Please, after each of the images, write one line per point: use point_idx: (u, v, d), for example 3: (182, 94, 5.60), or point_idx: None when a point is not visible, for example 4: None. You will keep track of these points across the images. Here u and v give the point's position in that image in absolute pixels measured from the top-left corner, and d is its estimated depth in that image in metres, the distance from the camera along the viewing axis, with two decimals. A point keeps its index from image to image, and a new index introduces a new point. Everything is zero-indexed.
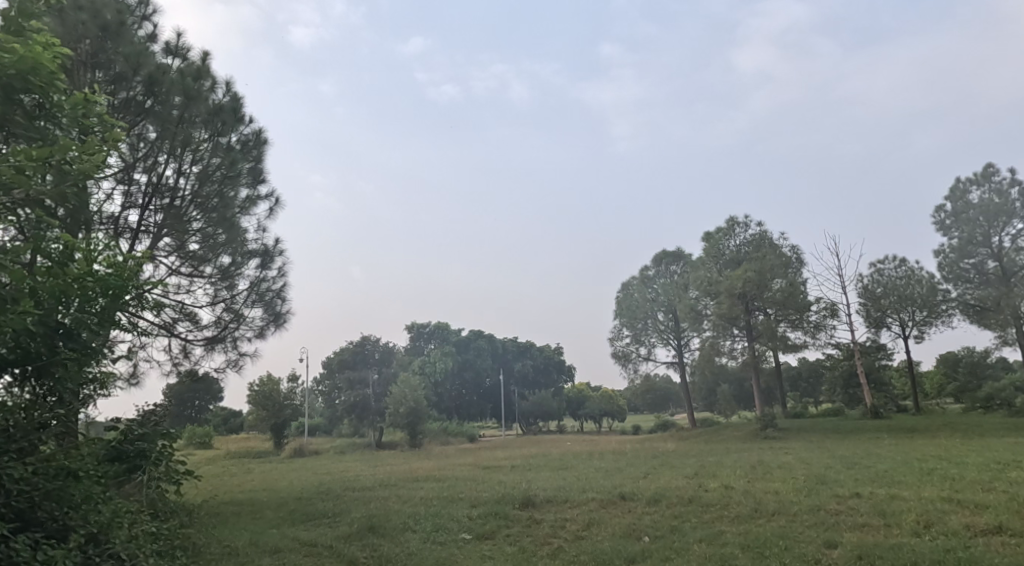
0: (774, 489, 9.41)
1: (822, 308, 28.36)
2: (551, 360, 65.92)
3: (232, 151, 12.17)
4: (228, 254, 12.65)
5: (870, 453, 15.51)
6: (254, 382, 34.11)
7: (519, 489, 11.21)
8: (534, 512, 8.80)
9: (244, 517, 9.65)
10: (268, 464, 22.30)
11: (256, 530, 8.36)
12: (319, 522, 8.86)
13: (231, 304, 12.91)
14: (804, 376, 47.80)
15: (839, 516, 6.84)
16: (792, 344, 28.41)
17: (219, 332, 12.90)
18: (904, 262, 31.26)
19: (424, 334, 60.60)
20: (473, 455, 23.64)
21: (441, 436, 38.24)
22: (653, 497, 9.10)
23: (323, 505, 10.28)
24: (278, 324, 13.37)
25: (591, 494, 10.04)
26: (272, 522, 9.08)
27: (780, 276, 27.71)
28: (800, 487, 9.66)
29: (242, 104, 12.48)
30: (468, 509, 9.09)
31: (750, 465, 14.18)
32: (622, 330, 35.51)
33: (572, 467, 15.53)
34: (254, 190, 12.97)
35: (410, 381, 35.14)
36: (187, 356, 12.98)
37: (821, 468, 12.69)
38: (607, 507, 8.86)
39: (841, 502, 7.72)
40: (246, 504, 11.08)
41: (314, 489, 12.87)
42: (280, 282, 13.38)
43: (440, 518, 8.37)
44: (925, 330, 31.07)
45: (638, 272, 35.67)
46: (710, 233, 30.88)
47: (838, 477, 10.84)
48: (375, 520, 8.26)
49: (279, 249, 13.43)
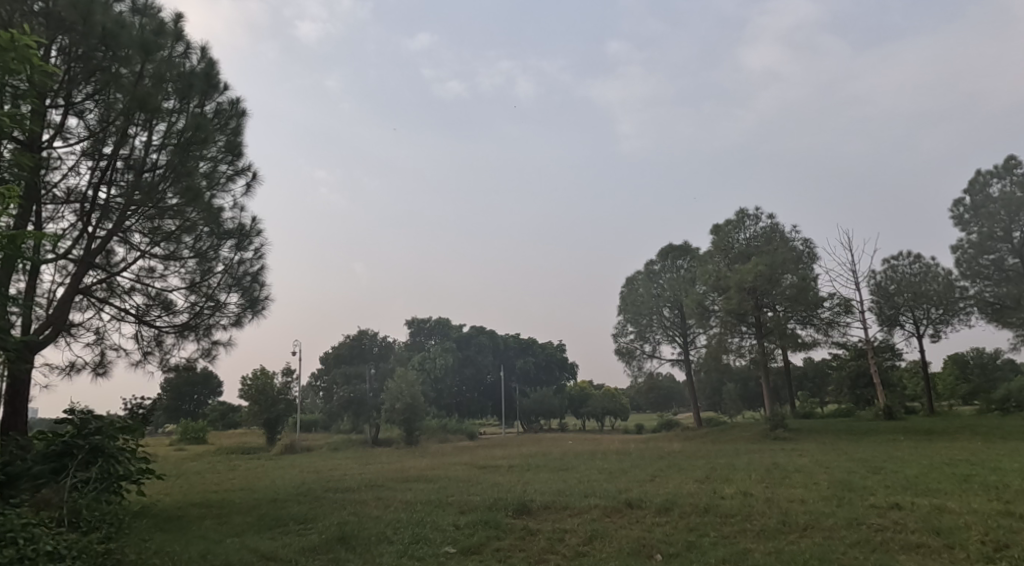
0: (799, 497, 8.44)
1: (834, 304, 27.27)
2: (553, 357, 64.91)
3: (205, 120, 11.36)
4: (203, 233, 11.82)
5: (892, 456, 14.48)
6: (247, 376, 33.32)
7: (512, 492, 10.23)
8: (529, 520, 7.84)
9: (207, 522, 8.68)
10: (256, 462, 21.41)
11: (215, 539, 7.53)
12: (289, 529, 7.93)
13: (204, 288, 12.03)
14: (811, 375, 46.73)
15: (885, 533, 5.89)
16: (803, 342, 27.42)
17: (192, 319, 12.02)
18: (919, 258, 30.20)
19: (424, 329, 59.76)
20: (470, 454, 22.67)
21: (439, 433, 37.31)
22: (663, 505, 8.11)
23: (298, 509, 9.30)
24: (256, 312, 12.41)
25: (592, 499, 9.05)
26: (237, 529, 8.14)
27: (792, 271, 26.64)
28: (827, 494, 8.70)
29: (217, 71, 11.76)
30: (456, 516, 8.10)
31: (764, 468, 13.18)
32: (626, 326, 34.47)
33: (573, 468, 14.53)
34: (232, 164, 12.12)
35: (407, 377, 34.19)
36: (158, 346, 12.05)
37: (845, 473, 11.72)
38: (612, 516, 7.85)
39: (876, 512, 6.82)
40: (216, 507, 10.11)
41: (293, 490, 11.89)
42: (258, 265, 12.49)
43: (422, 527, 7.40)
44: (941, 329, 30.02)
45: (643, 266, 34.63)
46: (719, 226, 29.83)
47: (866, 484, 9.84)
48: (347, 528, 7.30)
49: (258, 229, 12.56)
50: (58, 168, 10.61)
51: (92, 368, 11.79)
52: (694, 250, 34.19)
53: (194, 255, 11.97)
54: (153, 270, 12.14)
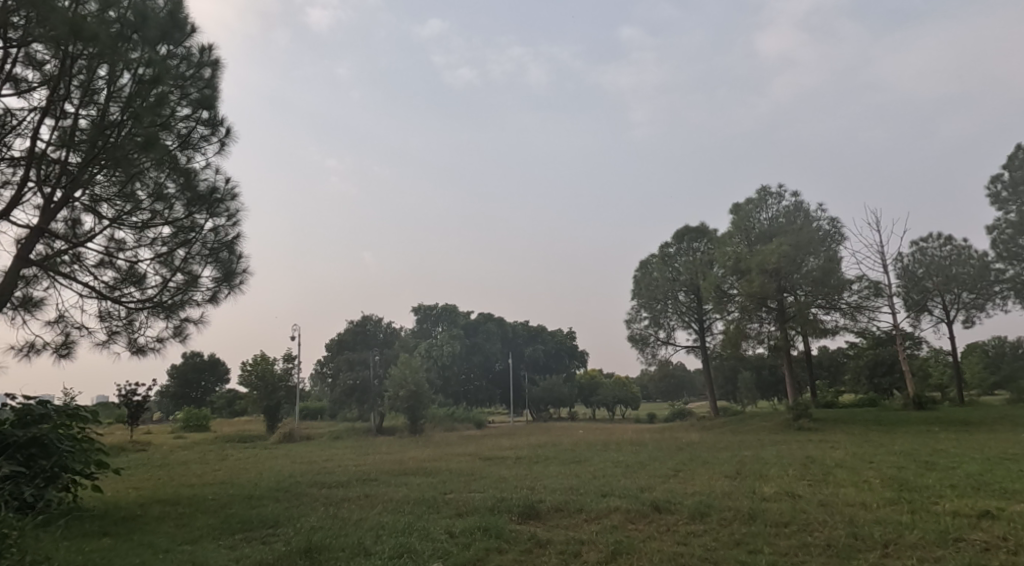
0: (856, 500, 7.16)
1: (862, 287, 25.67)
2: (563, 345, 63.68)
3: (167, 67, 10.19)
4: (174, 198, 10.65)
5: (937, 450, 13.16)
6: (247, 362, 32.23)
7: (516, 490, 8.98)
8: (537, 528, 6.59)
9: (164, 525, 7.50)
10: (251, 451, 20.34)
11: (163, 547, 6.31)
12: (253, 535, 6.72)
13: (175, 261, 10.82)
14: (828, 363, 45.24)
15: (999, 559, 4.67)
16: (827, 329, 25.94)
17: (163, 294, 10.81)
18: (949, 240, 28.50)
19: (431, 316, 58.60)
20: (475, 444, 21.49)
21: (445, 422, 36.23)
22: (697, 509, 6.84)
23: (273, 509, 8.11)
24: (234, 286, 11.19)
25: (610, 500, 7.80)
26: (193, 534, 6.94)
27: (816, 252, 25.23)
28: (890, 496, 7.40)
29: (184, 13, 10.69)
30: (451, 520, 6.89)
31: (798, 463, 11.88)
32: (640, 312, 33.10)
33: (584, 460, 13.28)
34: (200, 118, 10.94)
35: (411, 363, 32.95)
36: (127, 324, 10.85)
37: (896, 469, 10.40)
38: (635, 522, 6.63)
39: (968, 524, 5.57)
40: (184, 505, 8.97)
41: (273, 485, 10.64)
42: (235, 233, 11.28)
43: (409, 536, 6.14)
44: (972, 314, 28.40)
45: (658, 250, 33.17)
46: (739, 205, 28.38)
47: (925, 483, 8.57)
48: (318, 536, 6.06)
49: (234, 193, 11.33)
50: (10, 125, 9.46)
51: (54, 349, 10.69)
52: (711, 231, 32.70)
53: (166, 222, 10.79)
54: (123, 242, 10.96)
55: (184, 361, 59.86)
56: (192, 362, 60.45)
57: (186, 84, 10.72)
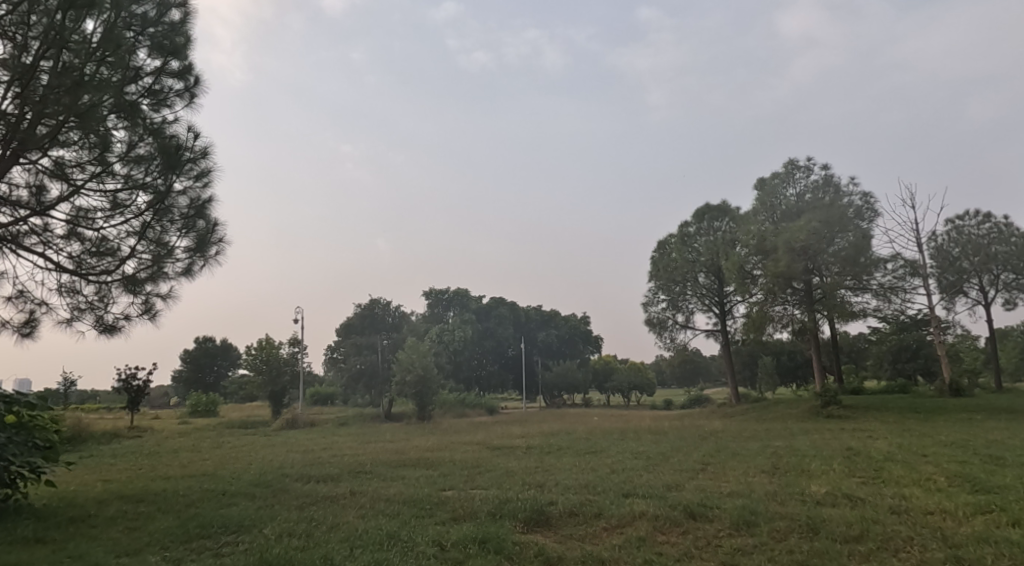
0: (933, 505, 5.96)
1: (897, 266, 24.20)
2: (576, 330, 62.63)
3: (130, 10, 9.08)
4: (145, 160, 9.58)
5: (992, 441, 11.86)
6: (250, 346, 31.48)
7: (521, 489, 7.81)
8: (546, 539, 5.43)
9: (112, 529, 6.44)
10: (252, 438, 19.41)
11: (91, 561, 5.22)
12: (208, 545, 5.64)
13: (146, 230, 9.76)
14: (852, 348, 43.70)
15: None
16: (858, 311, 24.47)
17: (133, 268, 9.72)
18: (988, 217, 26.86)
19: (442, 301, 57.64)
20: (484, 432, 20.42)
21: (455, 408, 35.24)
22: (742, 516, 5.64)
23: (242, 510, 7.01)
24: (209, 258, 10.09)
25: (634, 502, 6.62)
26: (139, 542, 5.83)
27: (846, 229, 23.70)
28: (972, 501, 6.18)
29: None
30: (445, 528, 5.72)
31: (842, 455, 10.58)
32: (658, 294, 31.79)
33: (601, 450, 12.12)
34: (168, 69, 9.86)
35: (418, 346, 31.91)
36: (94, 302, 9.81)
37: (958, 465, 9.11)
38: (668, 532, 5.48)
39: None
40: (147, 502, 7.91)
41: (254, 479, 9.58)
42: (210, 198, 10.18)
43: (387, 550, 4.99)
44: (1013, 295, 26.86)
45: (677, 229, 31.77)
46: (764, 180, 26.93)
47: (1002, 483, 7.31)
48: (275, 550, 4.94)
49: (207, 152, 10.21)
50: None
51: (16, 329, 9.67)
52: (733, 210, 31.19)
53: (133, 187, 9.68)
54: (90, 211, 9.88)
55: (195, 345, 59.53)
56: (204, 347, 60.17)
57: (152, 29, 9.60)
